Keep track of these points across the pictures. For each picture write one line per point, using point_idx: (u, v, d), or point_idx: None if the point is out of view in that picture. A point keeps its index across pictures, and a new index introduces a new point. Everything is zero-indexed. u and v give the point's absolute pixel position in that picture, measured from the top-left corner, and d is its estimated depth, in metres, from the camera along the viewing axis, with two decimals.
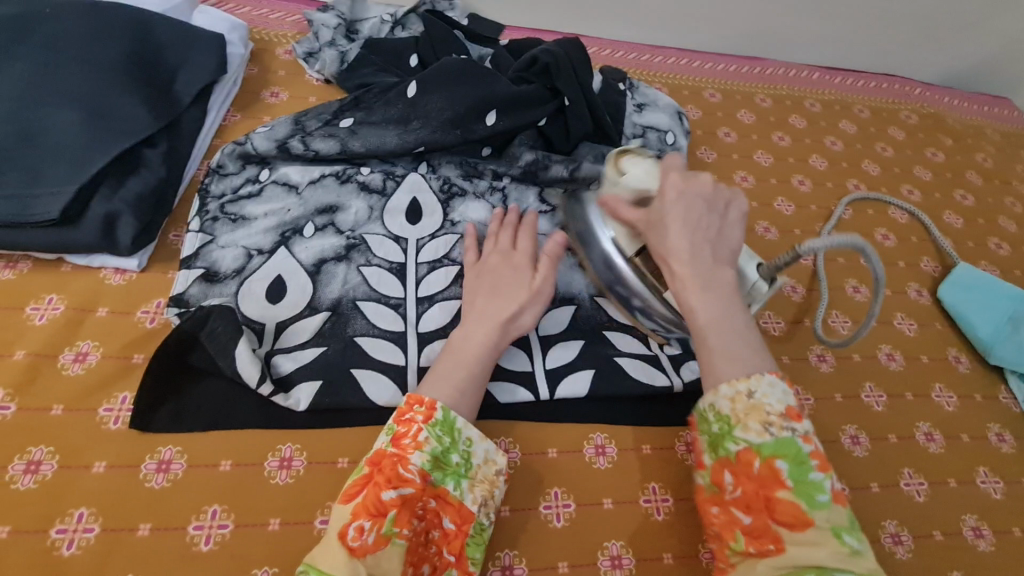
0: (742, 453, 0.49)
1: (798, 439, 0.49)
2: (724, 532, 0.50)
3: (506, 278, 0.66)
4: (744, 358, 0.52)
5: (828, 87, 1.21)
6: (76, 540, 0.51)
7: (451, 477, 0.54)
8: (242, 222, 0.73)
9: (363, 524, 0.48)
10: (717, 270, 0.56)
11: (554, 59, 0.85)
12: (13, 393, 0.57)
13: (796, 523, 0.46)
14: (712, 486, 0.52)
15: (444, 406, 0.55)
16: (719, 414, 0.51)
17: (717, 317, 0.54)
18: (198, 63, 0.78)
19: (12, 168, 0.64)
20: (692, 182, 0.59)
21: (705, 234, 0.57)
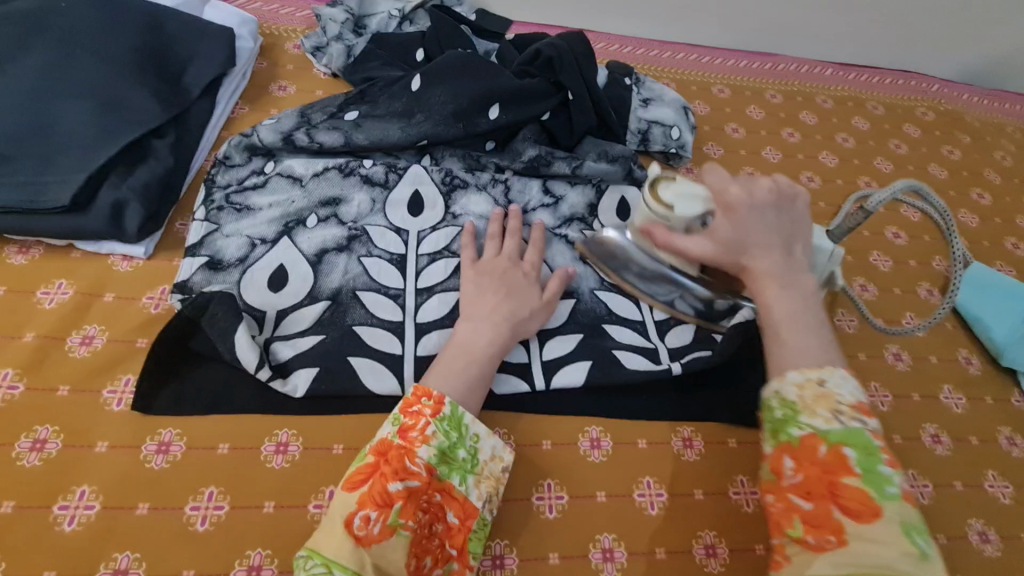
0: (806, 438, 0.46)
1: (866, 431, 0.46)
2: (780, 519, 0.46)
3: (517, 281, 0.68)
4: (826, 360, 0.49)
5: (842, 83, 1.19)
6: (77, 517, 0.53)
7: (457, 472, 0.54)
8: (246, 212, 0.74)
9: (368, 514, 0.48)
10: (796, 268, 0.54)
11: (557, 53, 0.85)
12: (22, 373, 0.59)
13: (862, 513, 0.43)
14: (764, 473, 0.48)
15: (453, 402, 0.56)
16: (785, 400, 0.48)
17: (790, 310, 0.52)
18: (208, 56, 0.80)
19: (27, 156, 0.66)
20: (758, 182, 0.57)
21: (781, 231, 0.55)
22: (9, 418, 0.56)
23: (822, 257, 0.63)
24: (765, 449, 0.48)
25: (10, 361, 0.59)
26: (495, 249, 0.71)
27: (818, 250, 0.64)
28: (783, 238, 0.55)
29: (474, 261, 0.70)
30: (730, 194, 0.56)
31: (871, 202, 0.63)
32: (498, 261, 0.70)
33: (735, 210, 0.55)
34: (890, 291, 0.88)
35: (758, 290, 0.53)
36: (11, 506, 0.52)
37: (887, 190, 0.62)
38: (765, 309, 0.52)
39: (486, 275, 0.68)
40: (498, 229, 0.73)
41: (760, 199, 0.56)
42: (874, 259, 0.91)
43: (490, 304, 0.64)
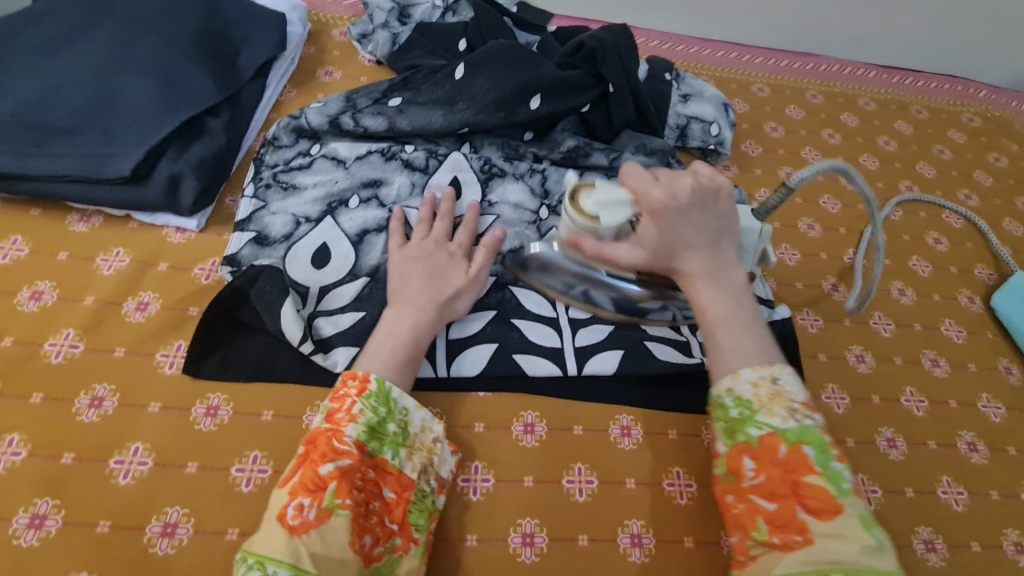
0: (764, 438, 0.50)
1: (817, 428, 0.50)
2: (747, 522, 0.50)
3: (442, 263, 0.67)
4: (754, 351, 0.54)
5: (885, 86, 1.17)
6: (131, 471, 0.55)
7: (389, 446, 0.55)
8: (292, 191, 0.76)
9: (302, 502, 0.49)
10: (725, 265, 0.58)
11: (600, 45, 0.85)
12: (82, 334, 0.62)
13: (824, 510, 0.47)
14: (728, 476, 0.52)
15: (378, 378, 0.56)
16: (741, 399, 0.52)
17: (726, 310, 0.56)
18: (261, 40, 0.82)
19: (92, 129, 0.69)
20: (679, 182, 0.59)
21: (709, 231, 0.58)
22: (70, 375, 0.59)
23: (751, 238, 0.62)
24: (724, 449, 0.52)
25: (72, 322, 0.62)
26: (423, 233, 0.70)
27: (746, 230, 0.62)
28: (711, 236, 0.58)
29: (401, 245, 0.69)
30: (653, 199, 0.58)
31: (795, 180, 0.59)
32: (424, 245, 0.69)
33: (661, 215, 0.58)
34: (929, 297, 0.86)
35: (690, 288, 0.58)
36: (71, 458, 0.55)
37: (812, 170, 0.60)
38: (702, 310, 0.57)
39: (408, 261, 0.67)
40: (428, 213, 0.72)
41: (683, 201, 0.58)
42: (914, 264, 0.89)
43: (414, 288, 0.64)
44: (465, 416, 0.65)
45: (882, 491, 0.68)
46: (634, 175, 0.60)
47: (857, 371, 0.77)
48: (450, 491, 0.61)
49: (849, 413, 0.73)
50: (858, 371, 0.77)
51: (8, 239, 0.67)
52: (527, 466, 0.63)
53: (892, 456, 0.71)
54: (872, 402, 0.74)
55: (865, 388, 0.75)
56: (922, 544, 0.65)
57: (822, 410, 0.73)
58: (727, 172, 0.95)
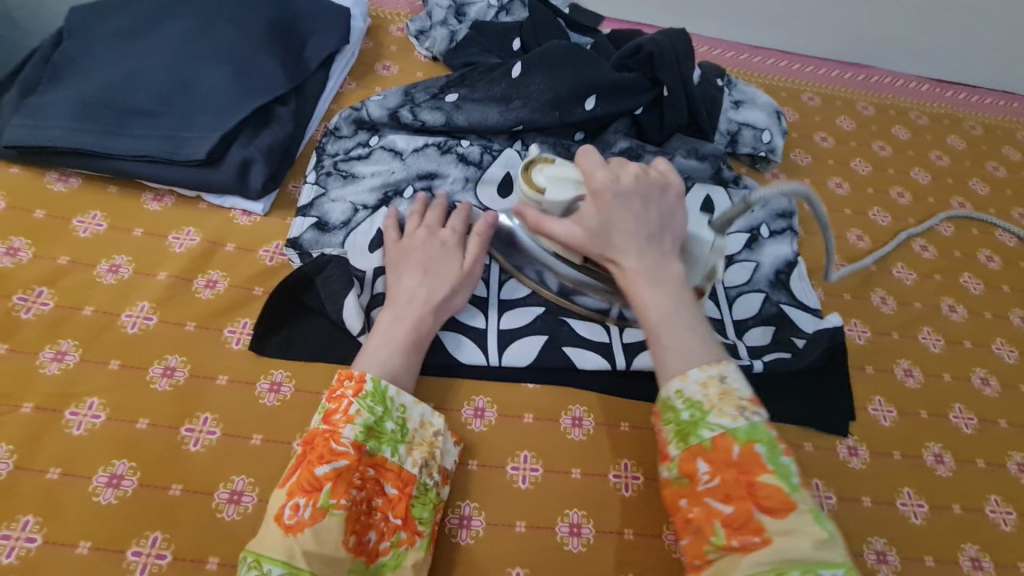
0: (716, 440, 0.49)
1: (765, 424, 0.49)
2: (704, 527, 0.48)
3: (436, 257, 0.67)
4: (696, 353, 0.52)
5: (938, 100, 1.15)
6: (200, 440, 0.58)
7: (388, 444, 0.56)
8: (352, 179, 0.79)
9: (298, 502, 0.50)
10: (665, 261, 0.57)
11: (658, 48, 0.85)
12: (156, 307, 0.65)
13: (778, 509, 0.46)
14: (682, 479, 0.50)
15: (374, 377, 0.57)
16: (692, 401, 0.50)
17: (667, 311, 0.54)
18: (326, 32, 0.85)
19: (169, 113, 0.72)
20: (625, 169, 0.59)
21: (650, 222, 0.57)
22: (145, 346, 0.62)
23: (701, 249, 0.62)
24: (678, 453, 0.51)
25: (146, 295, 0.66)
26: (417, 223, 0.71)
27: (697, 239, 0.62)
28: (653, 229, 0.57)
29: (396, 241, 0.70)
30: (597, 181, 0.58)
31: (755, 197, 0.58)
32: (417, 238, 0.69)
33: (602, 197, 0.57)
34: (980, 315, 0.85)
35: (629, 285, 0.56)
36: (146, 423, 0.58)
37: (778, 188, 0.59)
38: (643, 310, 0.55)
39: (400, 258, 0.68)
40: (421, 206, 0.73)
41: (625, 188, 0.58)
42: (965, 280, 0.88)
43: (409, 283, 0.65)
44: (516, 406, 0.66)
45: (928, 507, 0.67)
46: (588, 158, 0.60)
47: (904, 385, 0.76)
48: (499, 478, 0.62)
49: (896, 426, 0.73)
50: (905, 384, 0.76)
51: (88, 214, 0.70)
52: (575, 459, 0.64)
53: (939, 472, 0.70)
54: (920, 416, 0.74)
55: (912, 403, 0.75)
56: (969, 561, 0.65)
57: (868, 422, 0.72)
58: (776, 180, 0.95)
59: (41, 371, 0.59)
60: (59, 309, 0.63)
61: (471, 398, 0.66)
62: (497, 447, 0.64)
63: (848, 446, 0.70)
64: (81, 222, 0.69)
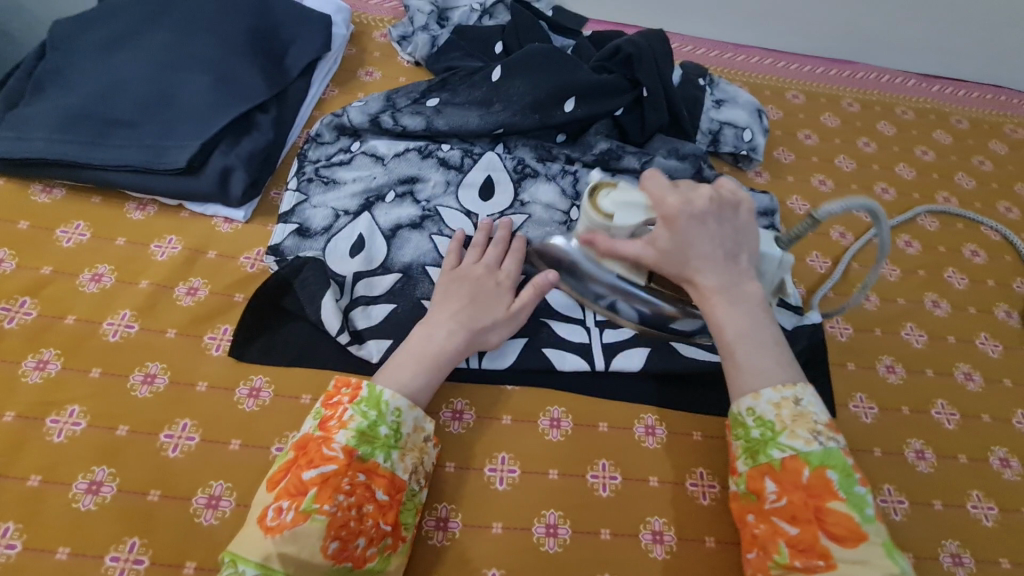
0: (786, 460, 0.52)
1: (841, 450, 0.52)
2: (769, 544, 0.52)
3: (486, 291, 0.67)
4: (772, 371, 0.55)
5: (924, 95, 1.15)
6: (179, 445, 0.59)
7: (381, 449, 0.55)
8: (333, 185, 0.80)
9: (282, 505, 0.51)
10: (740, 281, 0.58)
11: (637, 50, 0.86)
12: (137, 315, 0.66)
13: (846, 538, 0.49)
14: (750, 494, 0.54)
15: (371, 384, 0.58)
16: (763, 420, 0.54)
17: (744, 330, 0.56)
18: (307, 40, 0.86)
19: (151, 123, 0.73)
20: (697, 192, 0.59)
21: (725, 243, 0.58)
22: (126, 353, 0.63)
23: (770, 265, 0.61)
24: (746, 469, 0.55)
25: (128, 303, 0.66)
26: (475, 257, 0.71)
27: (765, 257, 0.61)
28: (727, 249, 0.58)
29: (454, 267, 0.70)
30: (667, 206, 0.58)
31: (821, 212, 0.57)
32: (474, 268, 0.69)
33: (675, 222, 0.58)
34: (964, 310, 0.85)
35: (706, 305, 0.58)
36: (126, 430, 0.59)
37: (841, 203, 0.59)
38: (719, 328, 0.57)
39: (453, 281, 0.67)
40: (484, 238, 0.72)
41: (699, 210, 0.58)
42: (949, 275, 0.88)
43: (452, 310, 0.65)
44: (495, 408, 0.67)
45: (908, 503, 0.67)
46: (654, 180, 0.61)
47: (886, 381, 0.76)
48: (477, 479, 0.63)
49: (878, 422, 0.73)
50: (887, 381, 0.76)
51: (72, 224, 0.71)
52: (552, 460, 0.64)
53: (921, 468, 0.70)
54: (902, 413, 0.74)
55: (894, 399, 0.75)
56: (949, 557, 0.65)
57: (849, 419, 0.72)
58: (759, 179, 0.95)
59: (23, 380, 0.60)
60: (41, 318, 0.64)
61: (450, 400, 0.67)
62: (474, 449, 0.64)
63: None
64: (65, 232, 0.70)
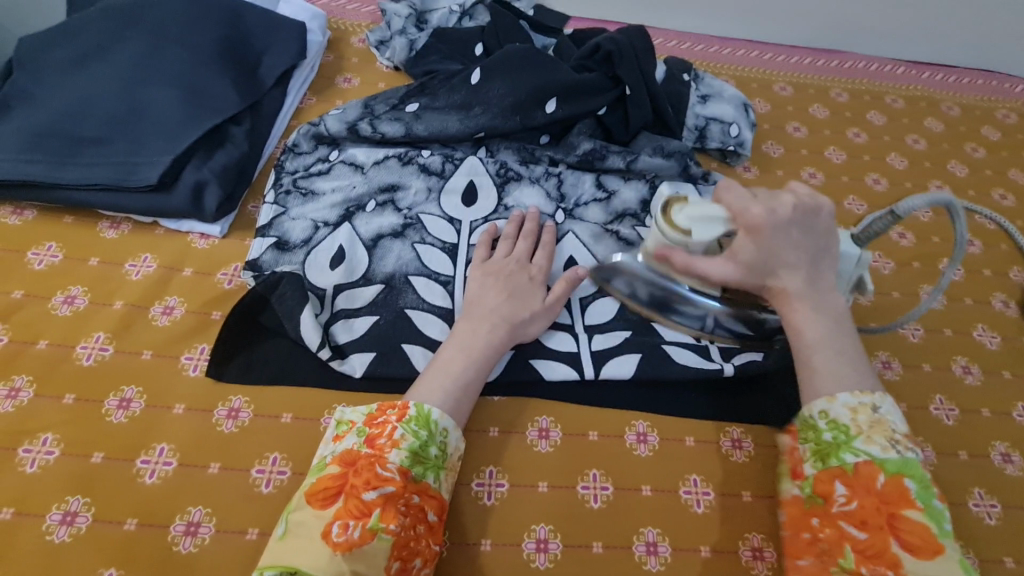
0: (859, 465, 0.50)
1: (919, 462, 0.50)
2: (833, 548, 0.49)
3: (522, 284, 0.68)
4: (853, 378, 0.54)
5: (914, 82, 1.13)
6: (156, 471, 0.57)
7: (431, 469, 0.54)
8: (312, 196, 0.78)
9: (347, 523, 0.49)
10: (824, 287, 0.56)
11: (616, 47, 0.85)
12: (112, 337, 0.64)
13: (922, 549, 0.46)
14: (817, 498, 0.52)
15: (417, 403, 0.56)
16: (836, 423, 0.52)
17: (826, 336, 0.55)
18: (281, 48, 0.84)
19: (122, 140, 0.71)
20: (780, 200, 0.56)
21: (809, 249, 0.56)
22: (99, 377, 0.61)
23: (849, 265, 0.59)
24: (813, 472, 0.53)
25: (101, 325, 0.65)
26: (507, 250, 0.72)
27: (842, 255, 0.59)
28: (813, 254, 0.56)
29: (485, 260, 0.71)
30: (752, 217, 0.55)
31: (902, 209, 0.55)
32: (506, 263, 0.70)
33: (759, 232, 0.55)
34: (960, 302, 0.83)
35: (786, 309, 0.56)
36: (101, 457, 0.57)
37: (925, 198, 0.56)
38: (797, 334, 0.56)
39: (494, 275, 0.68)
40: (512, 230, 0.74)
41: (784, 218, 0.55)
42: (945, 266, 0.86)
43: (494, 304, 0.65)
44: (482, 420, 0.65)
45: None
46: (731, 192, 0.57)
47: (883, 378, 0.74)
48: (465, 495, 0.61)
49: None
50: (884, 377, 0.75)
51: (43, 246, 0.70)
52: (541, 471, 0.63)
53: None
54: (900, 410, 0.72)
55: (891, 396, 0.73)
56: None
57: None
58: (747, 174, 0.93)
59: None
60: (13, 344, 0.63)
61: None
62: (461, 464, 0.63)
63: None
64: (36, 255, 0.69)
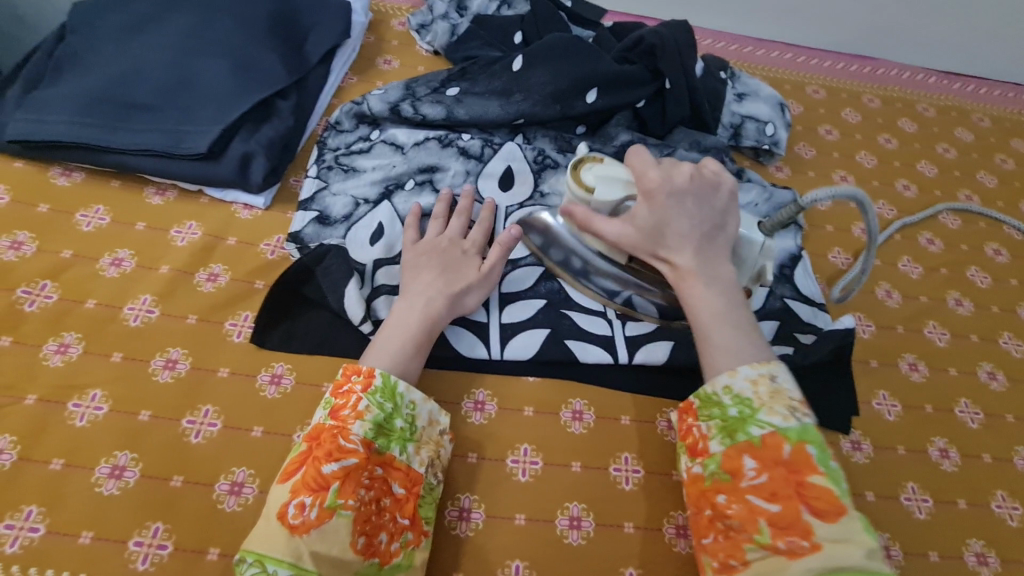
0: (765, 436, 0.51)
1: (815, 427, 0.51)
2: (747, 525, 0.49)
3: (455, 258, 0.68)
4: (745, 352, 0.56)
5: (945, 92, 1.14)
6: (202, 431, 0.58)
7: (397, 442, 0.55)
8: (352, 173, 0.79)
9: (303, 501, 0.49)
10: (718, 261, 0.59)
11: (660, 41, 0.85)
12: (158, 300, 0.65)
13: (828, 512, 0.47)
14: (725, 474, 0.52)
15: (383, 372, 0.56)
16: (739, 397, 0.53)
17: (719, 311, 0.57)
18: (327, 26, 0.85)
19: (171, 108, 0.72)
20: (677, 169, 0.60)
21: (703, 222, 0.59)
22: (146, 338, 0.63)
23: (751, 251, 0.61)
24: (721, 448, 0.53)
25: (148, 288, 0.66)
26: (438, 229, 0.71)
27: (747, 242, 0.61)
28: (705, 230, 0.59)
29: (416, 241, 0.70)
30: (649, 181, 0.59)
31: (807, 200, 0.57)
32: (439, 240, 0.70)
33: (655, 198, 0.59)
34: (987, 309, 0.84)
35: (683, 285, 0.59)
36: (148, 416, 0.58)
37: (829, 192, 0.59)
38: (694, 308, 0.58)
39: (422, 253, 0.68)
40: (444, 209, 0.73)
41: (679, 188, 0.59)
42: (972, 274, 0.87)
43: (427, 281, 0.65)
44: (517, 399, 0.66)
45: (933, 501, 0.67)
46: (637, 158, 0.61)
47: (909, 379, 0.75)
48: (499, 471, 0.62)
49: (901, 420, 0.72)
50: (910, 379, 0.75)
51: (91, 208, 0.71)
52: (574, 452, 0.64)
53: (944, 467, 0.69)
54: (925, 411, 0.73)
55: (917, 397, 0.74)
56: (973, 556, 0.64)
57: (872, 416, 0.72)
58: (780, 174, 0.94)
59: (45, 363, 0.60)
60: (62, 302, 0.64)
61: (471, 390, 0.66)
62: (497, 440, 0.64)
63: (852, 440, 0.69)
64: (84, 216, 0.70)
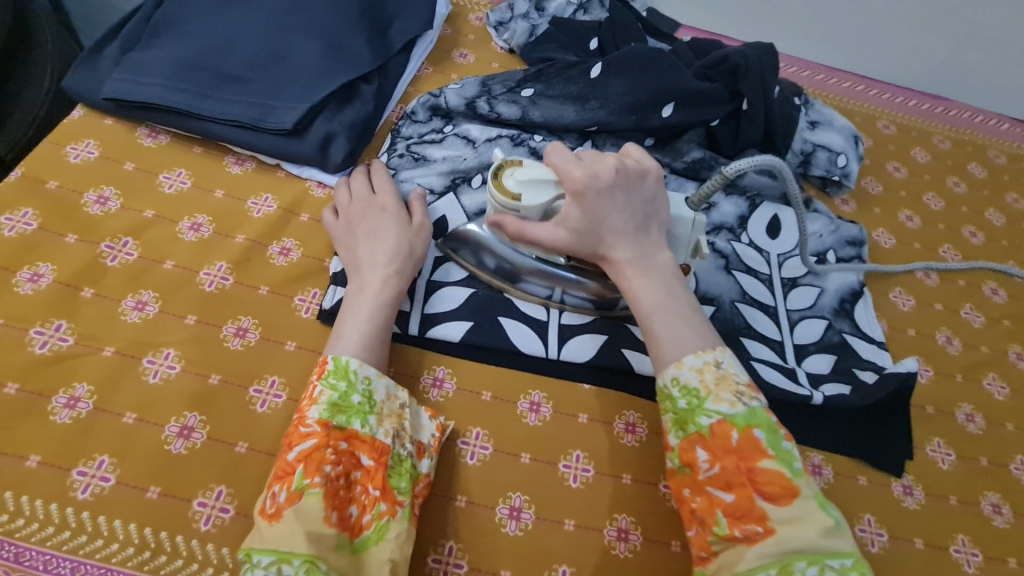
0: (713, 426, 0.51)
1: (764, 410, 0.51)
2: (707, 516, 0.50)
3: (382, 222, 0.67)
4: (691, 340, 0.55)
5: (1018, 141, 1.11)
6: (267, 401, 0.59)
7: (356, 416, 0.54)
8: (422, 163, 0.80)
9: (275, 491, 0.50)
10: (651, 250, 0.59)
11: (744, 62, 0.84)
12: (233, 268, 0.66)
13: (781, 496, 0.48)
14: (684, 467, 0.52)
15: (335, 356, 0.57)
16: (687, 389, 0.52)
17: (660, 299, 0.57)
18: (412, 15, 0.86)
19: (260, 80, 0.74)
20: (601, 163, 0.60)
21: (634, 214, 0.59)
22: (219, 304, 0.64)
23: (684, 228, 0.63)
24: (677, 442, 0.53)
25: (224, 255, 0.67)
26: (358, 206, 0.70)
27: (678, 220, 0.63)
28: (636, 222, 0.59)
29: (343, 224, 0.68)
30: (574, 180, 0.58)
31: (730, 168, 0.59)
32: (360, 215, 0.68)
33: (583, 195, 0.58)
34: None
35: (622, 277, 0.59)
36: (218, 379, 0.60)
37: (750, 160, 0.61)
38: (635, 300, 0.57)
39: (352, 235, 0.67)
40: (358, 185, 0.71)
41: (605, 182, 0.59)
42: None
43: (365, 254, 0.64)
44: (572, 405, 0.66)
45: (982, 556, 0.66)
46: (558, 154, 0.61)
47: (965, 430, 0.74)
48: (551, 474, 0.62)
49: (954, 470, 0.71)
50: (966, 430, 0.74)
51: (174, 170, 0.72)
52: (625, 464, 0.64)
53: (997, 523, 0.68)
54: (980, 464, 0.72)
55: (973, 448, 0.73)
56: None
57: (925, 463, 0.70)
58: (845, 207, 0.93)
59: (123, 318, 0.61)
60: (142, 260, 0.65)
61: (528, 391, 0.66)
62: (550, 444, 0.64)
63: (903, 484, 0.68)
64: (167, 178, 0.72)
